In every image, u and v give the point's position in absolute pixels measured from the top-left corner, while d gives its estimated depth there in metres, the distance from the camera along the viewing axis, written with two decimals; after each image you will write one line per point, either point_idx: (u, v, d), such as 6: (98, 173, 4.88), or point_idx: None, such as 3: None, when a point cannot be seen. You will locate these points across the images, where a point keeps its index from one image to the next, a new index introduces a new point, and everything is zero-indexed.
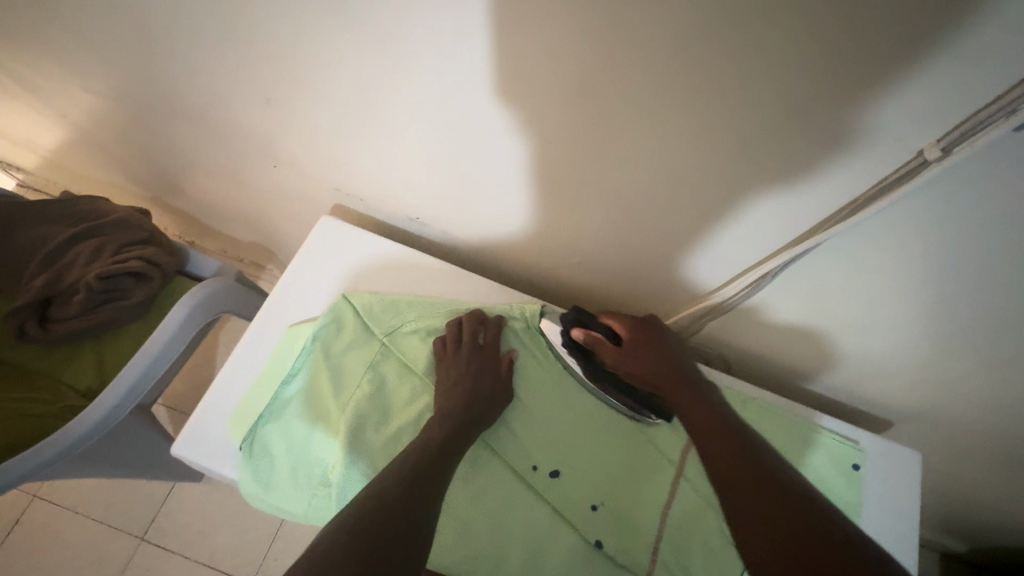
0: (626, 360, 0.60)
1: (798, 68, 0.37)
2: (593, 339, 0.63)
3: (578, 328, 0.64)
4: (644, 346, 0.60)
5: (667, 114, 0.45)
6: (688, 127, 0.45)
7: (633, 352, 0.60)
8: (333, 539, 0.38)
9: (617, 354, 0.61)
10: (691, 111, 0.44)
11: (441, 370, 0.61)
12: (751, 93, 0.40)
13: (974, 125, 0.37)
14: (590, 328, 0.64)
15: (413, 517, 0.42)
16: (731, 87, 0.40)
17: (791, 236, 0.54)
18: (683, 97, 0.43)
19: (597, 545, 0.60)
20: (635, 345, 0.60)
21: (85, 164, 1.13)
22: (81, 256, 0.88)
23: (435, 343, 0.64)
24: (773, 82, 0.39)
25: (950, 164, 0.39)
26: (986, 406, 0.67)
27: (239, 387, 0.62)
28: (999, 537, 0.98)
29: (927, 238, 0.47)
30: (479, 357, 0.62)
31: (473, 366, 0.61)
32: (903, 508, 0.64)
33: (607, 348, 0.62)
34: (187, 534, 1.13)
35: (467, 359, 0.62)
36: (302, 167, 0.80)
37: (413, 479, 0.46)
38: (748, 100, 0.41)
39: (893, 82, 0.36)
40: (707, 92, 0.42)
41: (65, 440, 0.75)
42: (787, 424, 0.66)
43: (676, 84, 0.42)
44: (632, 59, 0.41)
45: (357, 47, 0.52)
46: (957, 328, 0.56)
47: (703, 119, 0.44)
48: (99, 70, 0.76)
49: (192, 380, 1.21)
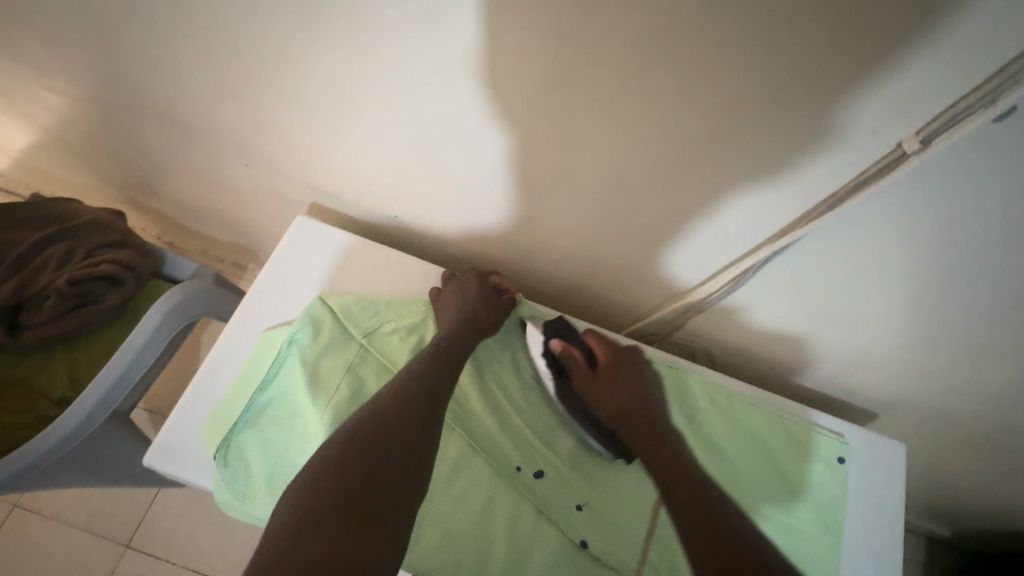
0: (598, 390, 0.64)
1: (776, 59, 0.36)
2: (569, 354, 0.65)
3: (558, 339, 0.65)
4: (618, 381, 0.64)
5: (643, 107, 0.44)
6: (668, 121, 0.44)
7: (607, 384, 0.64)
8: (327, 498, 0.42)
9: (590, 379, 0.64)
10: (669, 105, 0.43)
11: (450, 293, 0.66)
12: (730, 86, 0.39)
13: (951, 117, 0.36)
14: (569, 343, 0.65)
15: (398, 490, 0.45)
16: (709, 80, 0.39)
17: (769, 233, 0.53)
18: (661, 91, 0.42)
19: (582, 545, 0.59)
20: (609, 375, 0.64)
21: (56, 165, 1.09)
22: (52, 259, 0.85)
23: (431, 291, 0.68)
24: (750, 74, 0.38)
25: (929, 155, 0.39)
26: (969, 396, 0.67)
27: (214, 395, 0.60)
28: (985, 522, 0.99)
29: (908, 232, 0.47)
30: (466, 287, 0.66)
31: (460, 288, 0.66)
32: (890, 500, 0.64)
33: (582, 368, 0.64)
34: (173, 540, 1.11)
35: (456, 288, 0.66)
36: (277, 166, 0.78)
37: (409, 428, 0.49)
38: (727, 93, 0.40)
39: (861, 70, 0.35)
40: (685, 84, 0.40)
41: (37, 451, 0.72)
42: (771, 420, 0.66)
43: (651, 76, 0.41)
44: (608, 49, 0.40)
45: (324, 43, 0.51)
46: (940, 318, 0.56)
47: (682, 114, 0.43)
48: (64, 68, 0.73)
49: (174, 384, 1.19)
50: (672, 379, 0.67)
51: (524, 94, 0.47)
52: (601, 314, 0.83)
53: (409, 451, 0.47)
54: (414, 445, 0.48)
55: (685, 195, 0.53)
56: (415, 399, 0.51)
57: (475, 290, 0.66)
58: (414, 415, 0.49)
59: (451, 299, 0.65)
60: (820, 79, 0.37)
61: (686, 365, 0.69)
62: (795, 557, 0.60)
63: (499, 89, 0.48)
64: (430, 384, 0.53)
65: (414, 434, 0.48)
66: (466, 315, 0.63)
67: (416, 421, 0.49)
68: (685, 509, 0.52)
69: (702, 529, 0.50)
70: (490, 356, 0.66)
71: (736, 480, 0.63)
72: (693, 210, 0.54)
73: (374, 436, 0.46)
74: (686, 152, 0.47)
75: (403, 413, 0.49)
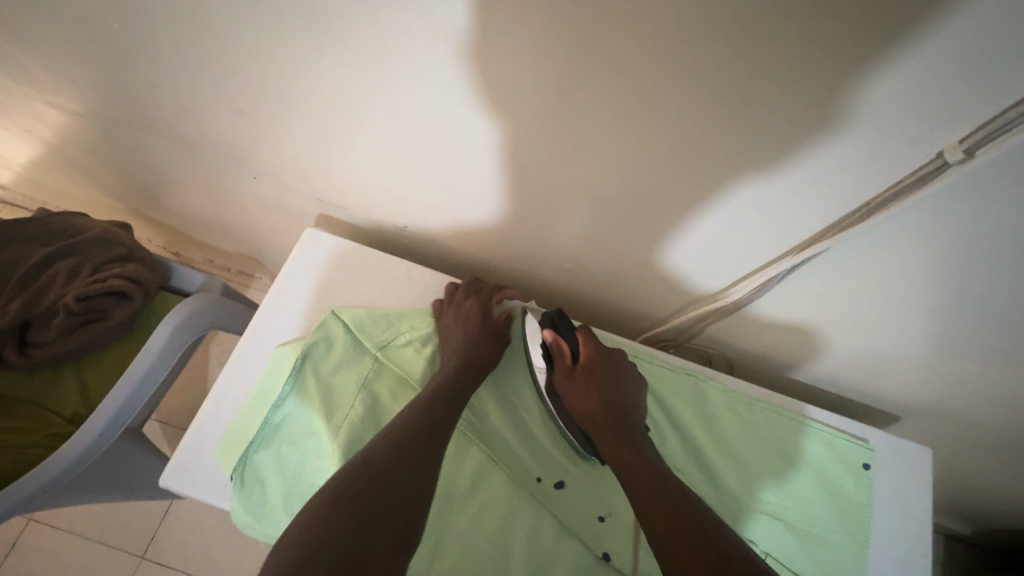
0: (574, 390, 0.61)
1: (811, 72, 0.35)
2: (557, 346, 0.63)
3: (551, 331, 0.63)
4: (593, 385, 0.60)
5: (667, 122, 0.43)
6: (693, 136, 0.44)
7: (581, 387, 0.60)
8: (330, 504, 0.41)
9: (568, 377, 0.62)
10: (698, 123, 0.42)
11: (451, 313, 0.64)
12: (762, 103, 0.38)
13: (997, 127, 0.35)
14: (562, 336, 0.63)
15: (402, 495, 0.44)
16: (740, 97, 0.39)
17: (795, 240, 0.52)
18: (691, 108, 0.41)
19: (605, 558, 0.58)
20: (586, 376, 0.61)
21: (60, 179, 1.09)
22: (58, 277, 0.85)
23: (435, 303, 0.67)
24: (783, 91, 0.37)
25: (972, 166, 0.38)
26: (994, 400, 0.66)
27: (229, 413, 0.59)
28: (1003, 519, 0.98)
29: (943, 237, 0.45)
30: (462, 312, 0.64)
31: (460, 316, 0.64)
32: (919, 506, 0.62)
33: (566, 363, 0.62)
34: (188, 550, 1.11)
35: (455, 314, 0.64)
36: (283, 178, 0.77)
37: (406, 443, 0.48)
38: (758, 109, 0.39)
39: (895, 74, 0.34)
40: (715, 100, 0.40)
41: (51, 471, 0.72)
42: (791, 427, 0.64)
43: (679, 93, 0.40)
44: (635, 65, 0.39)
45: (328, 54, 0.50)
46: (965, 323, 0.55)
47: (711, 131, 0.42)
48: (65, 83, 0.72)
49: (184, 395, 1.19)
50: (687, 386, 0.66)
51: (541, 106, 0.46)
52: (616, 320, 0.82)
53: (408, 490, 0.44)
54: (415, 459, 0.47)
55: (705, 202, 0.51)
56: (416, 437, 0.49)
57: (478, 323, 0.63)
58: (415, 453, 0.47)
59: (453, 321, 0.63)
60: (852, 85, 0.35)
61: (702, 371, 0.67)
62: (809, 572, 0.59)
63: (511, 100, 0.47)
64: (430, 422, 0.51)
65: (412, 473, 0.46)
66: (470, 352, 0.60)
67: (417, 459, 0.47)
68: (656, 519, 0.46)
69: (670, 531, 0.45)
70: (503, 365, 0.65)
71: (754, 494, 0.62)
72: (712, 215, 0.53)
73: (373, 474, 0.44)
74: (710, 163, 0.46)
75: (404, 451, 0.47)
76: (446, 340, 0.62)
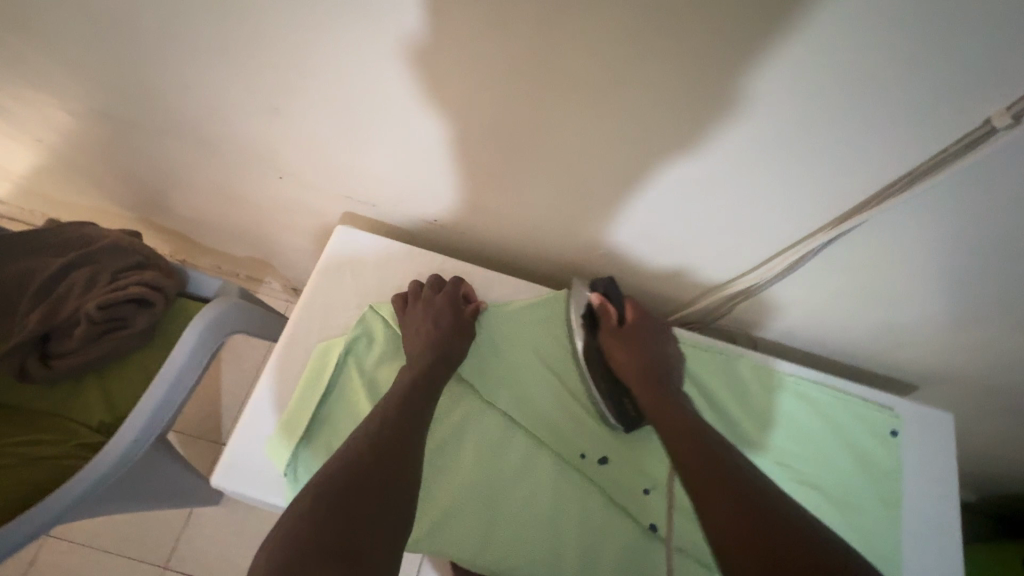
0: (619, 348, 0.63)
1: (871, 46, 0.37)
2: (604, 308, 0.65)
3: (598, 295, 0.66)
4: (639, 346, 0.63)
5: (730, 106, 0.44)
6: (752, 116, 0.45)
7: (630, 344, 0.63)
8: (320, 493, 0.43)
9: (613, 336, 0.64)
10: (762, 104, 0.43)
11: (418, 311, 0.63)
12: (818, 79, 0.40)
13: None
14: (609, 301, 0.66)
15: (387, 475, 0.46)
16: (800, 74, 0.40)
17: (833, 215, 0.54)
18: (752, 90, 0.42)
19: (653, 529, 0.59)
20: (631, 337, 0.64)
21: (65, 189, 1.07)
22: (76, 285, 0.84)
23: (396, 298, 0.66)
24: (846, 65, 0.38)
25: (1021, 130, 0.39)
26: (1015, 364, 0.68)
27: (275, 411, 0.60)
28: (1021, 489, 0.99)
29: (977, 209, 0.47)
30: (432, 308, 0.63)
31: (430, 313, 0.63)
32: (945, 470, 0.65)
33: (611, 325, 0.65)
34: (210, 558, 1.11)
35: (424, 312, 0.63)
36: (304, 181, 0.76)
37: (383, 430, 0.50)
38: (813, 86, 0.41)
39: (950, 46, 0.36)
40: (785, 79, 0.41)
41: (86, 481, 0.71)
42: (825, 400, 0.66)
43: (748, 78, 0.41)
44: (711, 52, 0.39)
45: (366, 55, 0.49)
46: (993, 290, 0.56)
47: (768, 111, 0.44)
48: (78, 92, 0.70)
49: (199, 403, 1.18)
50: (722, 365, 0.67)
51: (594, 100, 0.47)
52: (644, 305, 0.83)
53: (388, 482, 0.45)
54: (392, 445, 0.48)
55: (703, 169, 0.52)
56: (389, 440, 0.49)
57: (448, 325, 0.62)
58: (386, 453, 0.48)
59: (421, 322, 0.62)
60: (906, 57, 0.37)
61: (733, 349, 0.69)
62: (852, 538, 0.61)
63: (560, 93, 0.47)
64: (402, 423, 0.51)
65: (386, 471, 0.46)
66: (436, 353, 0.60)
67: (389, 459, 0.47)
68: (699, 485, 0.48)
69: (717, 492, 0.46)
70: (491, 349, 0.65)
71: (793, 465, 0.64)
72: (733, 190, 0.54)
73: (346, 480, 0.44)
74: (758, 141, 0.47)
75: (376, 450, 0.47)
76: (412, 338, 0.61)
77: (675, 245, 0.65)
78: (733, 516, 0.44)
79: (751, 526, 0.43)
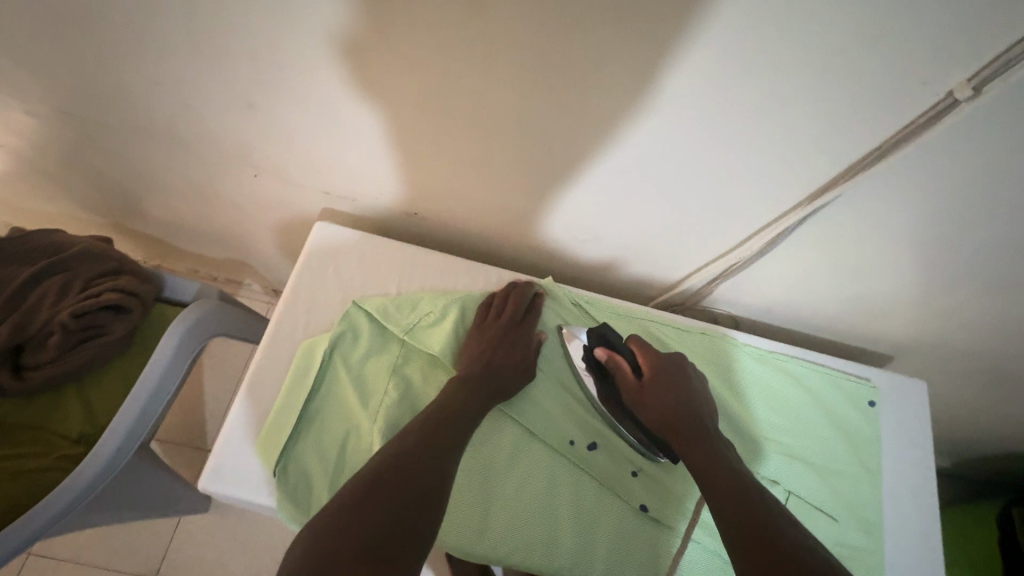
0: (644, 399, 0.61)
1: (837, 23, 0.38)
2: (613, 362, 0.64)
3: (603, 348, 0.65)
4: (663, 392, 0.60)
5: (710, 85, 0.44)
6: (731, 94, 0.45)
7: (654, 393, 0.60)
8: (367, 479, 0.45)
9: (636, 390, 0.62)
10: (738, 83, 0.44)
11: (494, 327, 0.64)
12: (790, 57, 0.41)
13: (1004, 63, 0.38)
14: (615, 352, 0.64)
15: (431, 476, 0.47)
16: (772, 52, 0.40)
17: (807, 192, 0.55)
18: (729, 68, 0.42)
19: (643, 509, 0.60)
20: (654, 385, 0.61)
21: (30, 197, 1.03)
22: (48, 295, 0.81)
23: (478, 309, 0.67)
24: (815, 43, 0.39)
25: (981, 102, 0.41)
26: (983, 330, 0.71)
27: (263, 412, 0.59)
28: (993, 451, 1.03)
29: (943, 179, 0.49)
30: (507, 329, 0.64)
31: (505, 334, 0.63)
32: (920, 436, 0.68)
33: (627, 379, 0.63)
34: (202, 565, 1.09)
35: (502, 328, 0.64)
36: (280, 179, 0.75)
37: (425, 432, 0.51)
38: (786, 65, 0.41)
39: (912, 22, 0.37)
40: (761, 57, 0.41)
41: (69, 495, 0.69)
42: (805, 375, 0.69)
43: (724, 56, 0.41)
44: (687, 32, 0.40)
45: (338, 50, 0.48)
46: (961, 259, 0.58)
47: (744, 89, 0.44)
48: (37, 95, 0.68)
49: (182, 410, 1.16)
50: (708, 344, 0.69)
51: (570, 87, 0.46)
52: (628, 290, 0.84)
53: (425, 478, 0.46)
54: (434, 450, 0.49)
55: (682, 150, 0.52)
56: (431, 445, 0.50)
57: (519, 347, 0.63)
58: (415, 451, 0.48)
59: (474, 344, 0.63)
60: (870, 34, 0.38)
61: (722, 331, 0.71)
62: (835, 506, 0.63)
63: (539, 81, 0.47)
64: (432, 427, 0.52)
65: (422, 471, 0.47)
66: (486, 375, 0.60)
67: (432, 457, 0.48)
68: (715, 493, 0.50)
69: (728, 498, 0.49)
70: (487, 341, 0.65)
71: (779, 439, 0.65)
72: (708, 171, 0.55)
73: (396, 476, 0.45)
74: (738, 119, 0.47)
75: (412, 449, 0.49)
76: (467, 362, 0.61)
77: (661, 225, 0.65)
78: (737, 515, 0.47)
79: (749, 519, 0.46)
